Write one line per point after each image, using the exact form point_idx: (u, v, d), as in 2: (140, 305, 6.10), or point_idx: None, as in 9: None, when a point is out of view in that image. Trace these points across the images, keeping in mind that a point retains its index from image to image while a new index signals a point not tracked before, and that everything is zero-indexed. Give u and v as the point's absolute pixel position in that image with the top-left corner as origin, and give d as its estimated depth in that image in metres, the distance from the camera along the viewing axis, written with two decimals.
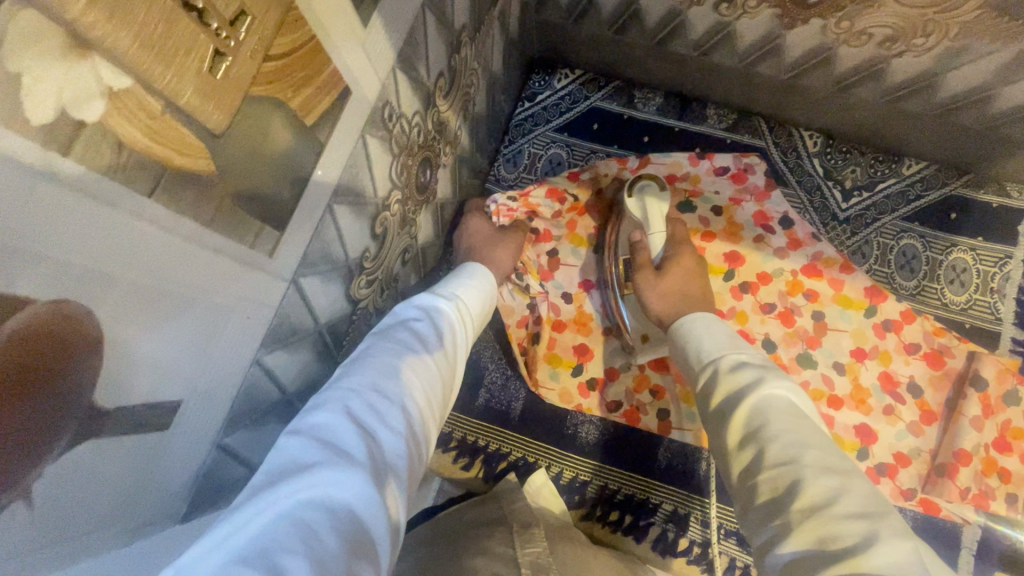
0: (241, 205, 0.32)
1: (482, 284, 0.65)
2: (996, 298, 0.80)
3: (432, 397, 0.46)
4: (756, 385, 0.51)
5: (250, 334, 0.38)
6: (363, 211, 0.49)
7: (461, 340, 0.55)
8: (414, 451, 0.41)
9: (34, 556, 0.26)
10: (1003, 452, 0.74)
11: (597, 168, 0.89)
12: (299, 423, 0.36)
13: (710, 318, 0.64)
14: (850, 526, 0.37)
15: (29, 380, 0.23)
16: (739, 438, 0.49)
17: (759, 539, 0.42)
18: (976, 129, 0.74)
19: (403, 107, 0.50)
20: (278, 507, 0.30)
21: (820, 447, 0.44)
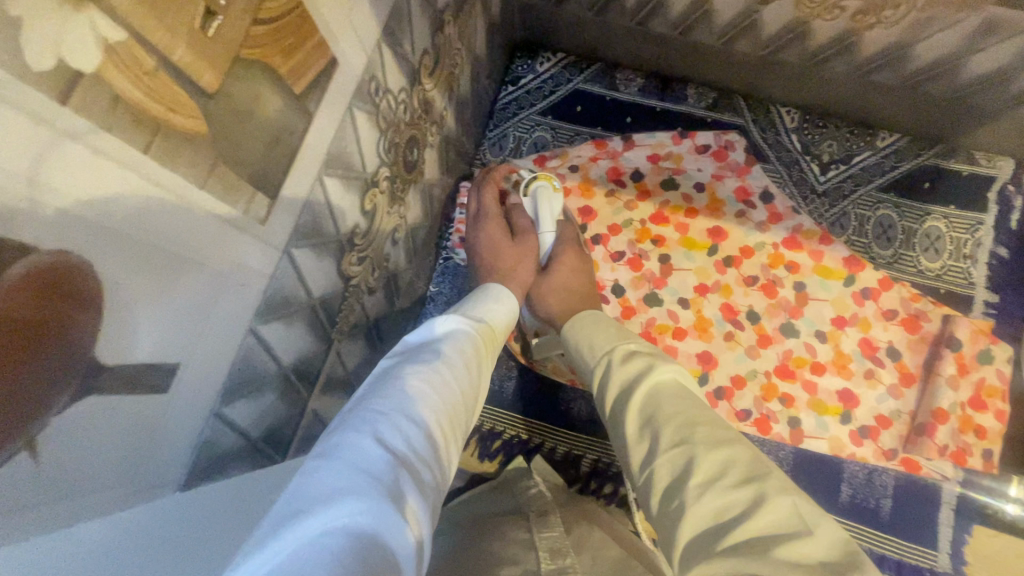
0: (234, 169, 0.33)
1: (509, 309, 0.63)
2: (968, 263, 0.83)
3: (455, 429, 0.43)
4: (648, 371, 0.52)
5: (243, 302, 0.39)
6: (352, 185, 0.50)
7: (486, 368, 0.53)
8: (437, 488, 0.37)
9: (41, 509, 0.26)
10: (979, 410, 0.78)
11: (568, 155, 0.91)
12: (322, 447, 0.34)
13: (592, 317, 0.66)
14: (737, 495, 0.39)
15: (35, 330, 0.24)
16: (636, 423, 0.49)
17: (663, 532, 0.41)
18: (945, 99, 0.76)
19: (389, 82, 0.51)
20: (302, 537, 0.26)
21: (706, 420, 0.45)
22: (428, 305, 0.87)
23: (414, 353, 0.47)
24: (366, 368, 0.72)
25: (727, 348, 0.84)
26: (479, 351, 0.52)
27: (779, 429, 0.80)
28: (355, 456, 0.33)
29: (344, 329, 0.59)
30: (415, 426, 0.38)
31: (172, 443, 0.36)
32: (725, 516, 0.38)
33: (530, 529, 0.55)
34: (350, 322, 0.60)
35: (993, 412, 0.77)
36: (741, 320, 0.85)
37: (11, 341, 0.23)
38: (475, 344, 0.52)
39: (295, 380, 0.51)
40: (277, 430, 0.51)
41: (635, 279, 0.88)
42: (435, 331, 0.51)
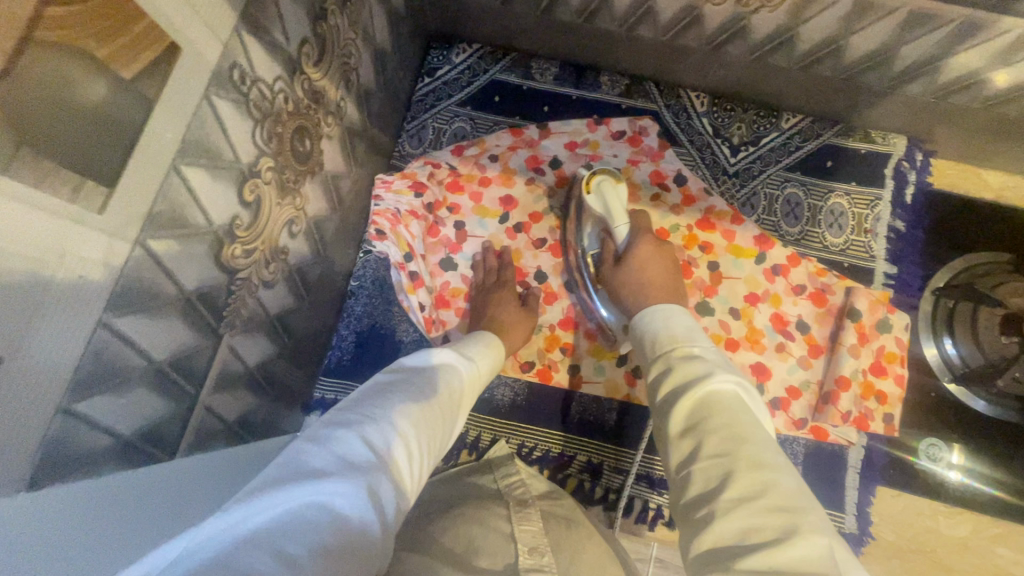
0: (46, 155, 0.32)
1: (493, 353, 0.72)
2: (869, 238, 0.87)
3: (425, 442, 0.53)
4: (705, 377, 0.53)
5: (85, 294, 0.38)
6: (223, 175, 0.49)
7: (460, 399, 0.63)
8: (401, 487, 0.47)
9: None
10: (879, 376, 0.81)
11: (485, 143, 0.91)
12: (317, 440, 0.45)
13: (670, 311, 0.64)
14: (765, 519, 0.39)
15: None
16: (682, 428, 0.50)
17: (686, 531, 0.44)
18: (836, 79, 0.80)
19: (260, 71, 0.50)
20: (292, 498, 0.38)
21: (756, 443, 0.45)
22: (348, 300, 0.86)
23: (400, 380, 0.58)
24: (277, 364, 0.71)
25: None
26: (456, 385, 0.62)
27: None
28: (345, 458, 0.44)
29: (235, 323, 0.58)
30: (390, 436, 0.49)
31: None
32: (753, 536, 0.38)
33: (512, 522, 0.57)
34: (244, 317, 0.59)
35: (893, 377, 0.81)
36: None
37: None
38: (451, 379, 0.62)
39: (174, 375, 0.50)
40: (157, 429, 0.50)
41: (557, 265, 0.89)
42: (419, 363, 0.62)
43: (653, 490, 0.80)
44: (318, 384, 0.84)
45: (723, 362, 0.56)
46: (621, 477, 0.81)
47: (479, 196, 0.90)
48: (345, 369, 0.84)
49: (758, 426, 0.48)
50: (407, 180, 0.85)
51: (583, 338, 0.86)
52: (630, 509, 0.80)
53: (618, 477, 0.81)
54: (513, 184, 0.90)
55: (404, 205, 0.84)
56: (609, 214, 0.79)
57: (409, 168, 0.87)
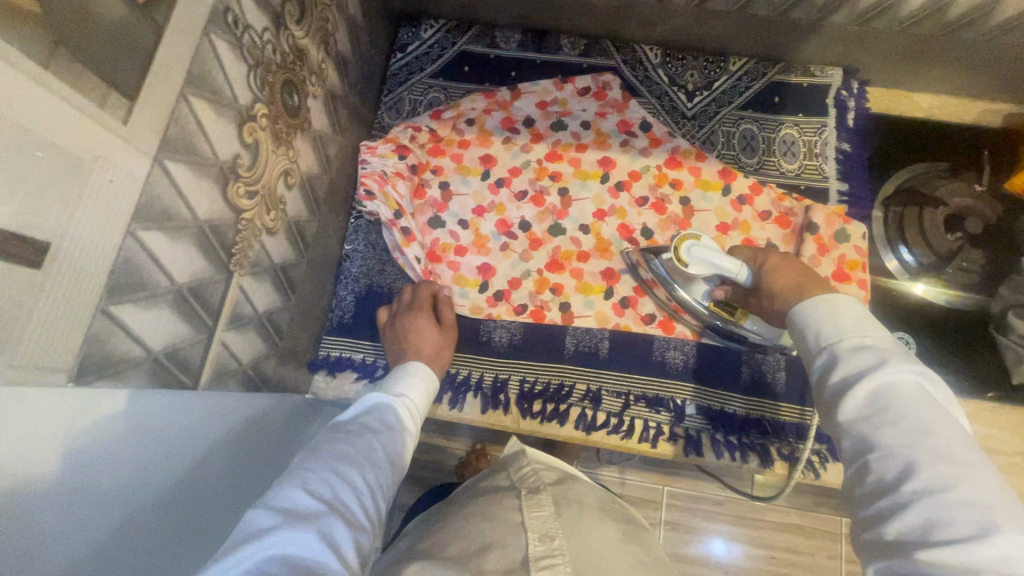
0: (78, 61, 0.36)
1: (431, 378, 0.76)
2: (821, 161, 0.95)
3: (379, 476, 0.58)
4: (880, 370, 0.49)
5: (116, 202, 0.42)
6: (226, 111, 0.54)
7: (407, 429, 0.68)
8: (359, 522, 0.51)
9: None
10: (844, 282, 0.87)
11: (460, 107, 0.96)
12: (268, 497, 0.49)
13: (833, 299, 0.58)
14: (961, 516, 0.39)
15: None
16: (845, 426, 0.49)
17: (857, 519, 0.45)
18: (770, 17, 0.88)
19: (250, 20, 0.55)
20: (248, 558, 0.43)
21: (944, 441, 0.44)
22: (344, 263, 0.91)
23: (343, 427, 0.62)
24: (284, 316, 0.74)
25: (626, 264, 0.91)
26: (400, 417, 0.67)
27: (681, 327, 0.89)
28: (297, 509, 0.48)
29: (243, 263, 0.61)
30: (337, 481, 0.53)
31: (44, 435, 0.38)
32: (935, 533, 0.39)
33: (523, 509, 0.66)
34: (251, 258, 0.63)
35: (856, 282, 0.87)
36: (637, 237, 0.92)
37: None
38: (395, 413, 0.67)
39: (193, 299, 0.53)
40: (182, 352, 0.53)
41: (539, 214, 0.94)
42: (364, 407, 0.66)
43: (651, 409, 0.85)
44: (322, 344, 0.87)
45: (902, 351, 0.51)
46: (620, 400, 0.85)
47: (459, 158, 0.95)
48: (347, 327, 0.88)
49: (947, 420, 0.45)
50: (391, 144, 0.92)
51: (570, 277, 0.91)
52: (632, 430, 0.84)
53: (616, 401, 0.85)
54: (490, 144, 0.96)
55: (390, 166, 0.90)
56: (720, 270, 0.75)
57: (391, 134, 0.93)
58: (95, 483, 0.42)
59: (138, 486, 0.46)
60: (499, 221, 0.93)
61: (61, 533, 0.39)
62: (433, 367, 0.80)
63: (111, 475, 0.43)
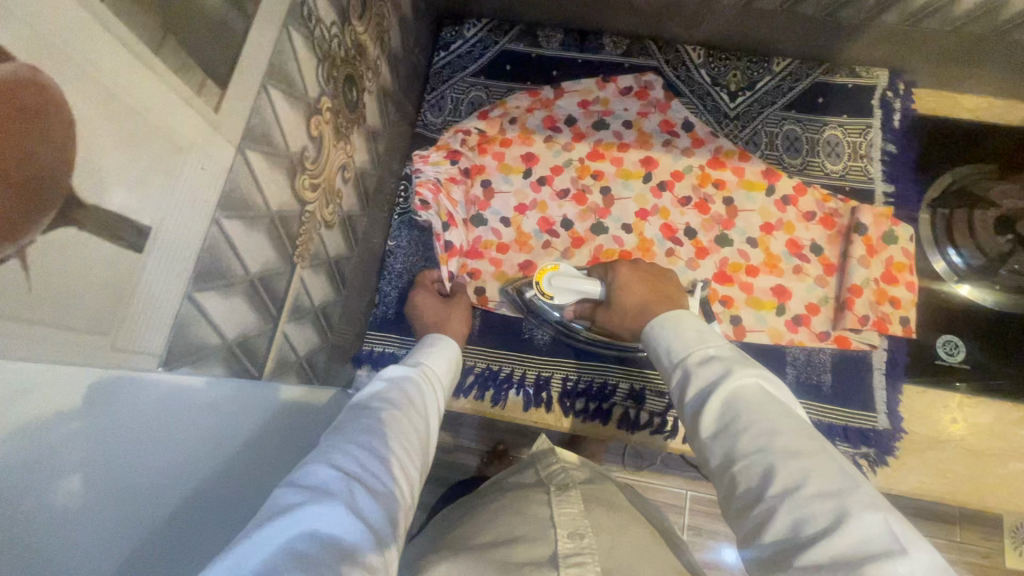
0: (182, 48, 0.37)
1: (449, 351, 0.73)
2: (865, 162, 0.94)
3: (406, 447, 0.54)
4: (726, 378, 0.52)
5: (206, 190, 0.42)
6: (298, 103, 0.54)
7: (430, 399, 0.64)
8: (389, 496, 0.48)
9: (8, 338, 0.29)
10: (892, 283, 0.86)
11: (506, 106, 0.96)
12: (292, 476, 0.45)
13: (678, 315, 0.62)
14: (816, 509, 0.40)
15: (12, 153, 0.27)
16: (712, 440, 0.50)
17: (741, 534, 0.45)
18: (818, 18, 0.86)
19: (321, 13, 0.56)
20: (278, 535, 0.39)
21: (789, 433, 0.46)
22: (388, 259, 0.92)
23: (363, 402, 0.58)
24: (335, 309, 0.74)
25: (669, 263, 0.91)
26: (421, 386, 0.64)
27: (722, 328, 0.88)
28: (324, 484, 0.44)
29: (304, 255, 0.61)
30: (364, 454, 0.49)
31: (81, 423, 0.33)
32: (804, 530, 0.40)
33: (552, 505, 0.63)
34: (311, 251, 0.63)
35: (905, 284, 0.86)
36: (680, 237, 0.92)
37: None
38: (417, 382, 0.64)
39: (263, 288, 0.54)
40: (252, 341, 0.53)
41: (581, 212, 0.94)
42: (384, 379, 0.62)
43: None
44: (367, 339, 0.88)
45: (741, 355, 0.55)
46: (664, 399, 0.84)
47: (500, 156, 0.96)
48: (392, 322, 0.89)
49: (786, 415, 0.48)
50: (441, 151, 0.92)
51: None
52: (677, 430, 0.84)
53: (661, 400, 0.84)
54: (532, 143, 0.96)
55: (443, 173, 0.91)
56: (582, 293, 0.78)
57: (442, 140, 0.94)
58: (137, 472, 0.37)
59: (182, 474, 0.40)
60: (540, 220, 0.93)
61: (92, 530, 0.33)
62: (450, 341, 0.78)
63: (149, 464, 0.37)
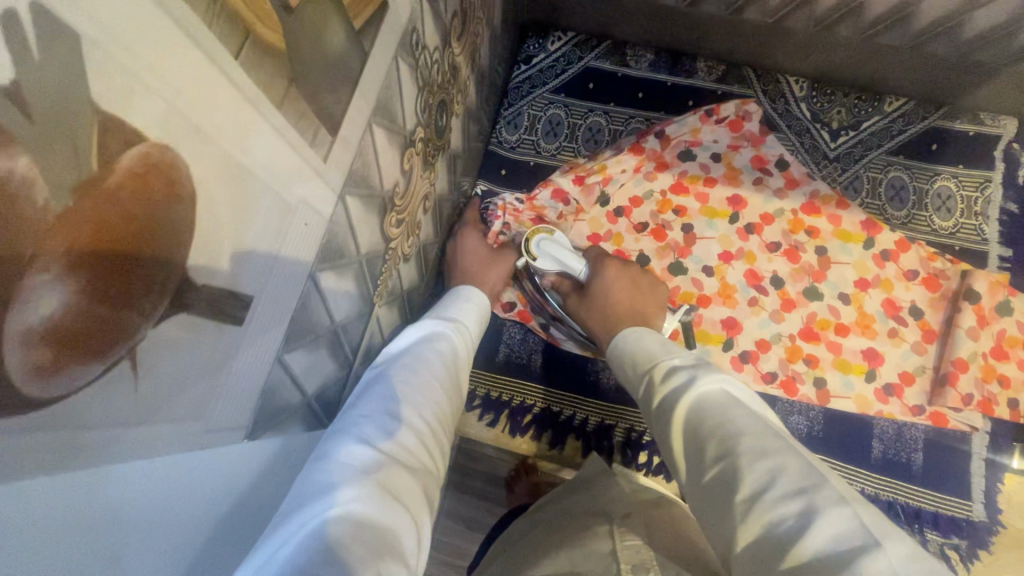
0: (302, 97, 0.33)
1: (477, 302, 0.67)
2: (980, 221, 0.85)
3: (438, 415, 0.48)
4: (690, 383, 0.49)
5: (306, 248, 0.38)
6: (397, 137, 0.50)
7: (461, 356, 0.58)
8: (424, 472, 0.42)
9: (112, 442, 0.25)
10: (1002, 360, 0.78)
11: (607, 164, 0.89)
12: (319, 452, 0.40)
13: (642, 331, 0.63)
14: (785, 508, 0.35)
15: (130, 245, 0.23)
16: (688, 457, 0.45)
17: (721, 549, 0.39)
18: (948, 58, 0.78)
19: (427, 39, 0.51)
20: (313, 519, 0.33)
21: (752, 431, 0.41)
22: None
23: (391, 362, 0.52)
24: None
25: (751, 314, 0.84)
26: (452, 342, 0.58)
27: (805, 391, 0.81)
28: (357, 459, 0.38)
29: (382, 294, 0.58)
30: (397, 426, 0.43)
31: (156, 436, 0.28)
32: (775, 533, 0.35)
33: (614, 536, 0.55)
34: (388, 288, 0.59)
35: (1016, 361, 0.78)
36: (766, 285, 0.85)
37: (95, 238, 0.21)
38: (447, 342, 0.57)
39: (342, 337, 0.50)
40: (328, 393, 0.50)
41: (659, 249, 0.87)
42: (411, 336, 0.56)
43: None
44: None
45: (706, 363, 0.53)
46: None
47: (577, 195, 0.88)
48: None
49: (752, 414, 0.43)
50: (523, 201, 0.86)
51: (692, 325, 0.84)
52: None
53: None
54: (610, 179, 0.90)
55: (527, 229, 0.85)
56: (566, 264, 0.77)
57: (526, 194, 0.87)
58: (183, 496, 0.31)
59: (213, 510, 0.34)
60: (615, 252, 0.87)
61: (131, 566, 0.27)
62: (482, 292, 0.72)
63: (193, 526, 0.32)
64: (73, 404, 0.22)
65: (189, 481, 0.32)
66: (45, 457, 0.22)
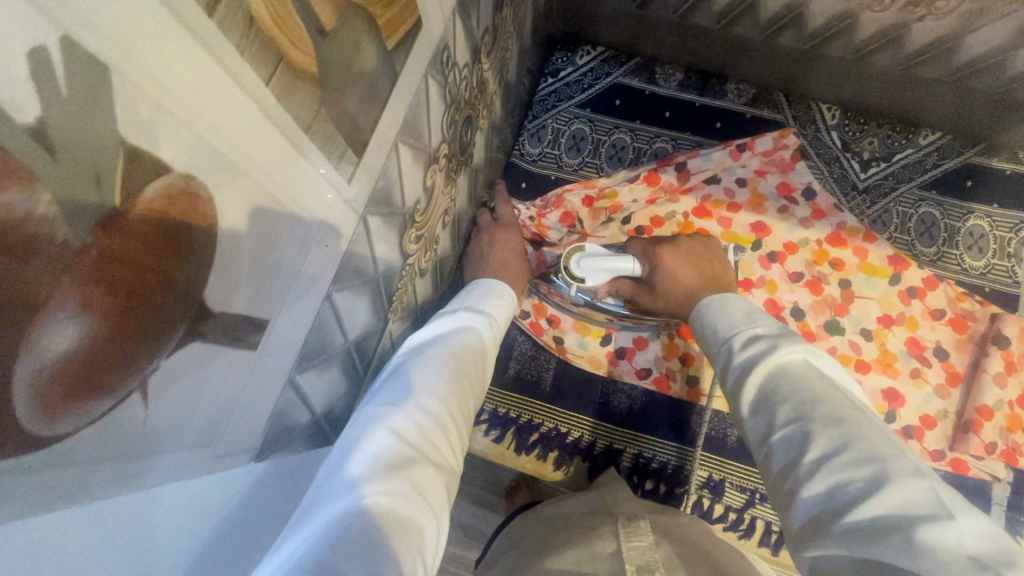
0: (331, 119, 0.32)
1: (509, 298, 0.66)
2: (1013, 263, 0.82)
3: (462, 409, 0.49)
4: (770, 352, 0.48)
5: (325, 267, 0.37)
6: (422, 154, 0.49)
7: (490, 351, 0.58)
8: (445, 468, 0.43)
9: (119, 476, 0.24)
10: None
11: (614, 189, 0.87)
12: (346, 441, 0.40)
13: (725, 297, 0.60)
14: (855, 471, 0.36)
15: (147, 277, 0.22)
16: (755, 418, 0.45)
17: (780, 501, 0.40)
18: (990, 94, 0.76)
19: (458, 55, 0.51)
20: (332, 515, 0.34)
21: (836, 401, 0.41)
22: None
23: (420, 348, 0.52)
24: None
25: None
26: (481, 334, 0.57)
27: None
28: (381, 454, 0.39)
29: (398, 307, 0.57)
30: (422, 420, 0.43)
31: (166, 464, 0.27)
32: (840, 495, 0.35)
33: (618, 539, 0.54)
34: (404, 302, 0.59)
35: None
36: (786, 315, 0.83)
37: (113, 274, 0.20)
38: (476, 333, 0.57)
39: (355, 354, 0.49)
40: (337, 409, 0.49)
41: None
42: (444, 326, 0.56)
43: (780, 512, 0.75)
44: None
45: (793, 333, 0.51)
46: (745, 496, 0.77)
47: (585, 219, 0.87)
48: None
49: (835, 389, 0.42)
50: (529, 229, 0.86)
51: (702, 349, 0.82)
52: (754, 532, 0.75)
53: (740, 496, 0.77)
54: (620, 207, 0.88)
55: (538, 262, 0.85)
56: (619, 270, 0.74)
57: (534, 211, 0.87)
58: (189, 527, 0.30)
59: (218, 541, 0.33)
60: None
61: None
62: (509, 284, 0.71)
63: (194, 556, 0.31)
64: (82, 442, 0.21)
65: (197, 508, 0.31)
66: (54, 497, 0.21)
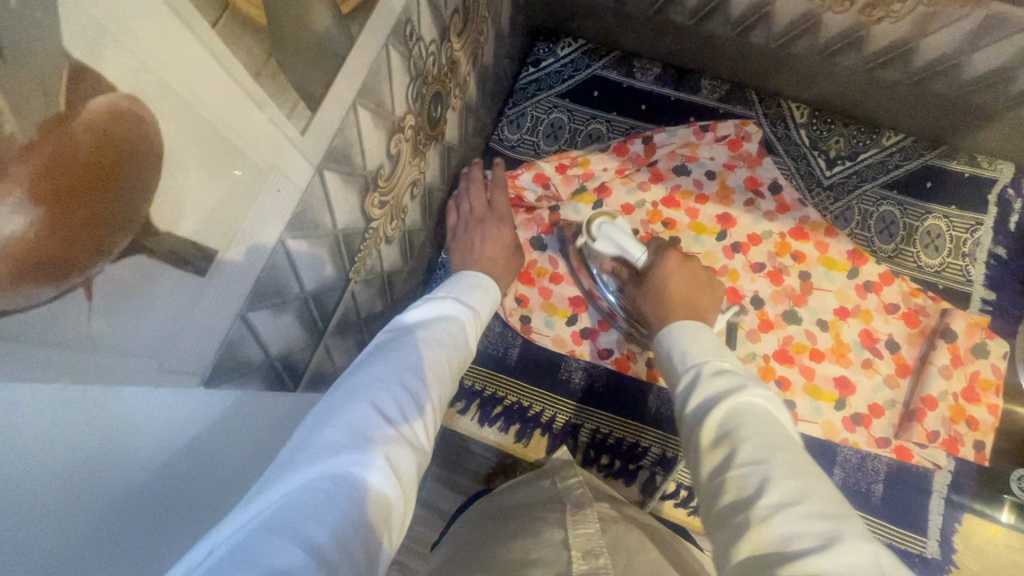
0: (282, 71, 0.35)
1: (489, 292, 0.69)
2: (967, 262, 0.85)
3: (440, 396, 0.50)
4: (736, 391, 0.49)
5: (279, 211, 0.41)
6: (384, 121, 0.52)
7: (468, 343, 0.60)
8: (421, 448, 0.44)
9: (63, 364, 0.27)
10: (971, 402, 0.79)
11: (586, 164, 0.90)
12: (326, 409, 0.42)
13: (692, 326, 0.62)
14: (809, 527, 0.36)
15: (90, 183, 0.25)
16: (710, 451, 0.46)
17: (723, 539, 0.40)
18: (947, 97, 0.79)
19: (423, 31, 0.54)
20: (309, 478, 0.35)
21: (792, 451, 0.42)
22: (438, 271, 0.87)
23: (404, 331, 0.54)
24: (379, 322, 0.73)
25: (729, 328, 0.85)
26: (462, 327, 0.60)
27: None
28: (361, 426, 0.40)
29: (360, 269, 0.60)
30: (403, 400, 0.45)
31: (110, 366, 0.30)
32: (790, 546, 0.35)
33: (567, 527, 0.56)
34: (368, 265, 0.62)
35: (985, 404, 0.78)
36: (745, 304, 0.86)
37: (57, 174, 0.24)
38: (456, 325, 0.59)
39: (312, 305, 0.52)
40: (293, 357, 0.52)
41: None
42: (426, 314, 0.58)
43: None
44: None
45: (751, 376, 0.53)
46: None
47: (558, 185, 0.89)
48: None
49: (787, 439, 0.44)
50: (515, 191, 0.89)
51: None
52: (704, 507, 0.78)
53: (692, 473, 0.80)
54: (591, 176, 0.91)
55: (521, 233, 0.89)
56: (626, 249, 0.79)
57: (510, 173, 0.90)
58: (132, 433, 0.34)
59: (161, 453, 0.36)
60: None
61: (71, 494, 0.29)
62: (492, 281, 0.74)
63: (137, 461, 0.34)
64: (27, 320, 0.25)
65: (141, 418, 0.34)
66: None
